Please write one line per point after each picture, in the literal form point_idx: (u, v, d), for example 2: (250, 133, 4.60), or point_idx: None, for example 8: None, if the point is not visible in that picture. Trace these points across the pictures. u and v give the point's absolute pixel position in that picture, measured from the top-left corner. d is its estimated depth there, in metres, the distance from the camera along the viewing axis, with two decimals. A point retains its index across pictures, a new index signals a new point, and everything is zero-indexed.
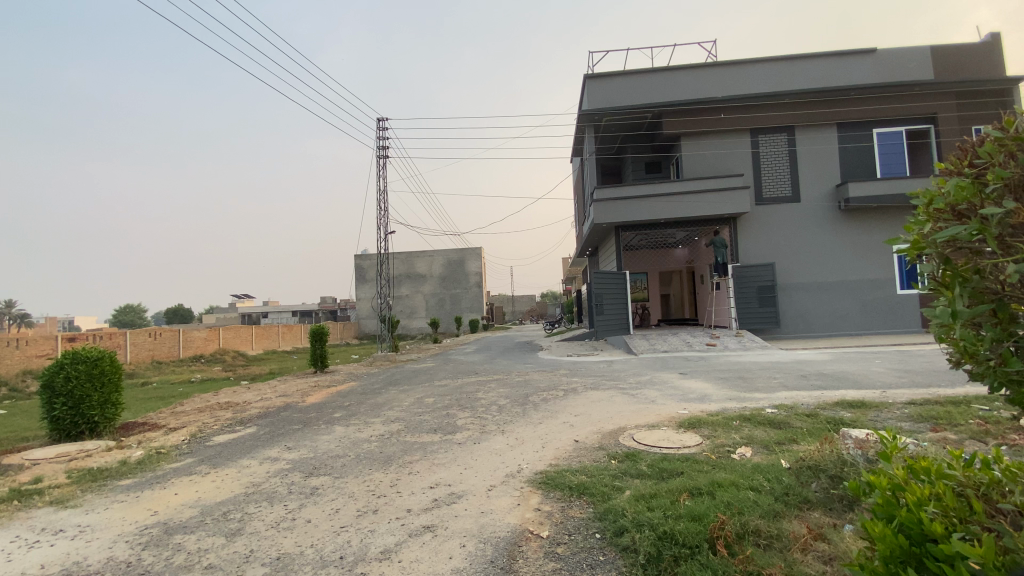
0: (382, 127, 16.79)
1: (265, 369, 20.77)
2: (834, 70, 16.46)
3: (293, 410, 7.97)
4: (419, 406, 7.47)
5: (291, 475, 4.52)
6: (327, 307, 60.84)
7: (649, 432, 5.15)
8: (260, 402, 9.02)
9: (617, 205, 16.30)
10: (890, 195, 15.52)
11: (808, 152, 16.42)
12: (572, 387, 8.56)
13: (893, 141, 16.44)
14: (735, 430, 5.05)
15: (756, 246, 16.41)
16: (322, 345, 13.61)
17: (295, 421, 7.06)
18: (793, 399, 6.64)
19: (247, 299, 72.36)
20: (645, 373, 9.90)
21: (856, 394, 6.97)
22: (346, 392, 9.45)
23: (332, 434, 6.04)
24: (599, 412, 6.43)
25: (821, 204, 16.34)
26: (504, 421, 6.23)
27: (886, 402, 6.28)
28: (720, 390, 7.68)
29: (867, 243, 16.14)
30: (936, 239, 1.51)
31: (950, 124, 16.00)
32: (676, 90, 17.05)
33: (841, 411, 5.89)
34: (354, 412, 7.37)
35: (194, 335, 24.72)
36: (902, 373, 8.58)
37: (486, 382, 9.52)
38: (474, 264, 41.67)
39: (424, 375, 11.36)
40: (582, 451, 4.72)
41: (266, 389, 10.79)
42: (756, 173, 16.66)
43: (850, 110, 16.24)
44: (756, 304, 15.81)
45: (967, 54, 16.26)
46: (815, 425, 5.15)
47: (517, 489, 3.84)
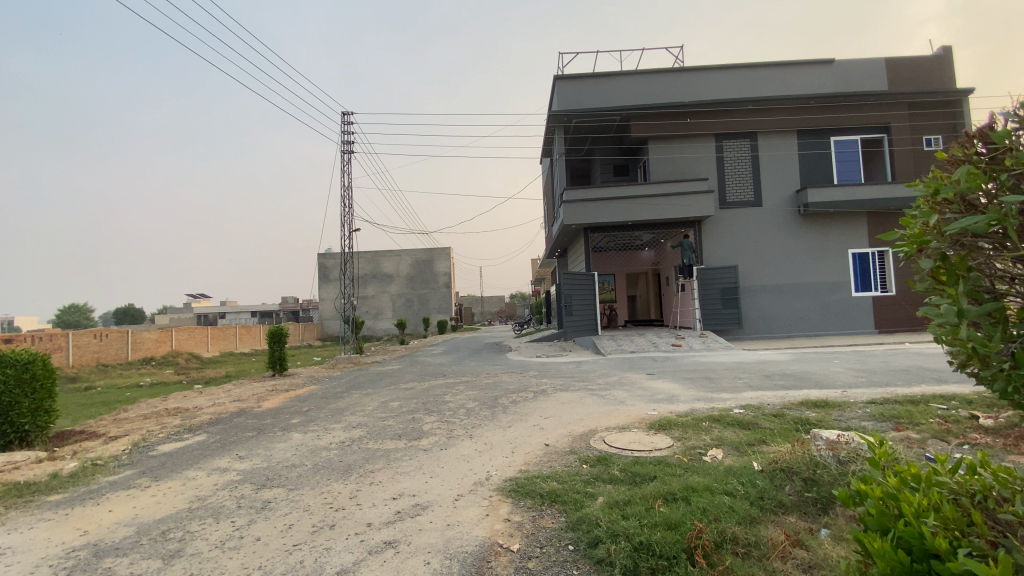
0: (347, 122, 16.29)
1: (221, 372, 19.85)
2: (794, 78, 16.98)
3: (247, 415, 7.52)
4: (383, 410, 7.18)
5: (241, 488, 4.18)
6: (289, 308, 58.99)
7: (620, 434, 5.06)
8: (212, 407, 8.50)
9: (586, 206, 16.32)
10: (846, 201, 16.11)
11: (770, 158, 16.88)
12: (542, 389, 8.43)
13: (849, 149, 17.09)
14: (704, 432, 5.01)
15: (720, 249, 16.74)
16: (281, 347, 13.05)
17: (250, 428, 6.65)
18: (759, 400, 6.70)
19: (204, 299, 69.44)
20: (614, 374, 9.88)
21: (820, 393, 7.10)
22: (306, 396, 9.04)
23: (289, 442, 5.69)
24: (570, 415, 6.31)
25: (782, 209, 16.81)
26: (472, 425, 6.03)
27: (848, 401, 6.41)
28: (688, 390, 7.69)
29: (824, 246, 16.70)
30: (945, 226, 1.49)
31: (902, 133, 16.74)
32: (645, 93, 17.21)
33: (807, 410, 5.96)
34: (314, 417, 7.01)
35: (144, 337, 23.39)
36: (860, 373, 8.84)
37: (453, 385, 9.28)
38: (443, 264, 41.19)
39: (390, 378, 11.02)
40: (553, 456, 4.57)
41: (219, 393, 10.22)
42: (721, 177, 17.02)
43: (810, 118, 16.79)
44: (720, 305, 16.13)
45: (918, 68, 17.04)
46: (783, 425, 5.17)
47: (485, 498, 3.65)
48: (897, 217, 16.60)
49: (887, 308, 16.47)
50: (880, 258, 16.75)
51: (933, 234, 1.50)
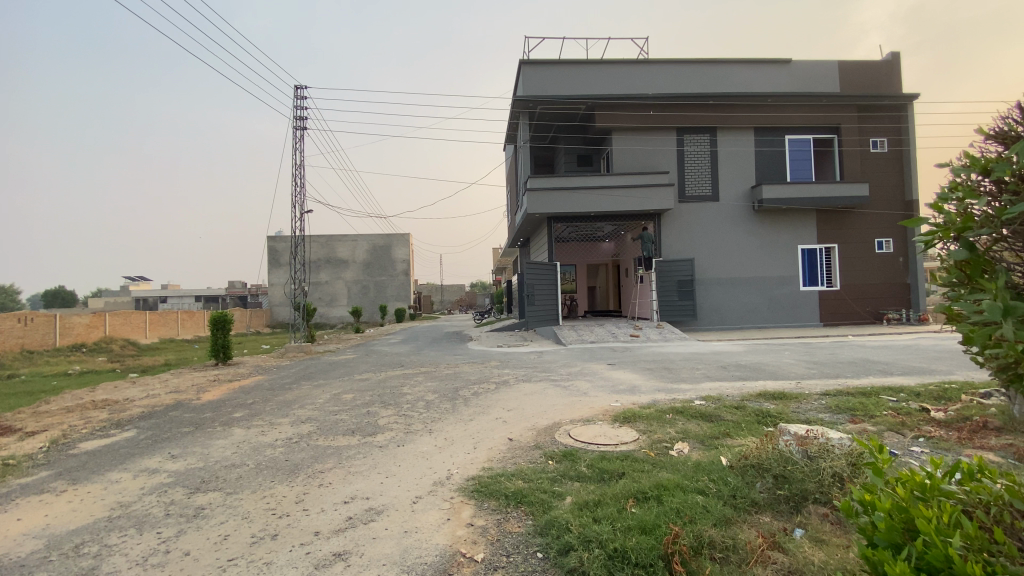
0: (300, 95, 15.35)
1: (160, 360, 18.57)
2: (753, 76, 17.33)
3: (185, 409, 6.93)
4: (335, 403, 6.76)
5: (171, 493, 3.75)
6: (236, 293, 56.26)
7: (585, 427, 4.90)
8: (145, 400, 7.80)
9: (550, 195, 16.15)
10: (798, 198, 16.65)
11: (729, 153, 17.22)
12: (503, 380, 8.22)
13: (802, 148, 17.66)
14: (669, 424, 4.92)
15: (679, 242, 17.01)
16: (224, 335, 12.27)
17: (187, 423, 6.10)
18: (719, 391, 6.74)
19: (142, 282, 65.26)
20: (575, 364, 9.78)
21: (776, 384, 7.23)
22: (251, 387, 8.45)
23: (231, 439, 5.23)
24: (532, 407, 6.12)
25: (739, 204, 17.22)
26: (430, 418, 5.74)
27: (804, 392, 6.53)
28: (649, 381, 7.67)
29: (776, 242, 17.24)
30: (985, 216, 1.67)
31: (851, 135, 17.43)
32: (609, 83, 17.15)
33: (766, 402, 6.01)
34: (259, 411, 6.52)
35: (74, 322, 21.59)
36: (812, 364, 9.11)
37: (411, 375, 8.93)
38: (401, 250, 40.22)
39: (343, 368, 10.52)
40: (516, 451, 4.36)
41: (155, 385, 9.44)
42: (681, 171, 17.24)
43: (767, 116, 17.20)
44: (676, 297, 16.41)
45: (868, 72, 17.73)
46: (745, 417, 5.17)
47: (445, 500, 3.40)
48: (843, 215, 17.33)
49: (832, 302, 17.25)
50: (827, 254, 17.48)
51: (975, 221, 1.67)
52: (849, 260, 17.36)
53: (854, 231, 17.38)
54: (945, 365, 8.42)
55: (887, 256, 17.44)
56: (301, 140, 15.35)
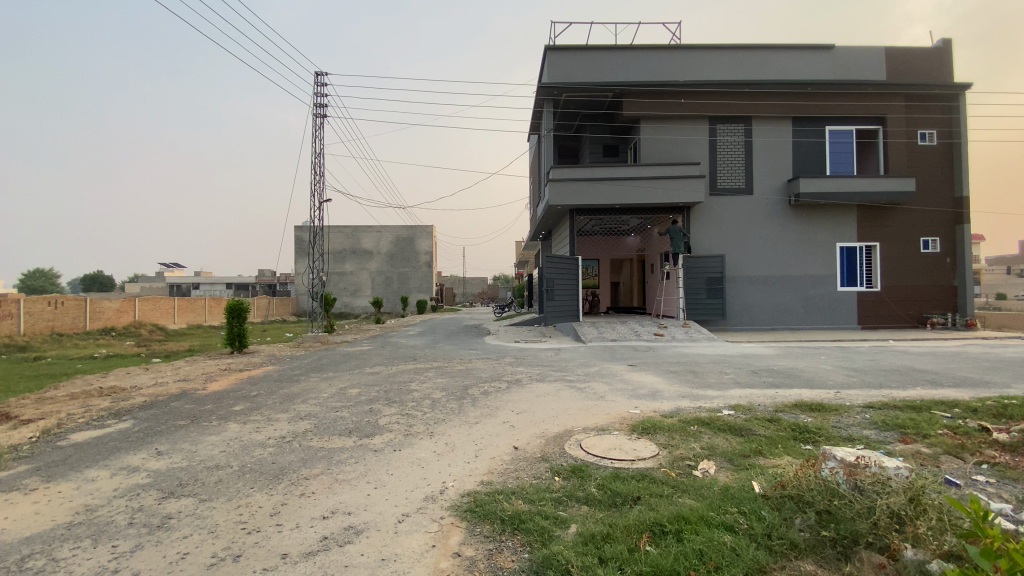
0: (320, 83, 15.17)
1: (184, 345, 18.86)
2: (792, 63, 16.35)
3: (187, 399, 6.74)
4: (338, 399, 6.45)
5: (143, 497, 3.47)
6: (265, 281, 57.33)
7: (599, 438, 4.45)
8: (152, 388, 7.67)
9: (573, 186, 15.60)
10: (839, 193, 15.68)
11: (764, 145, 16.34)
12: (516, 378, 7.80)
13: (844, 140, 16.61)
14: (693, 438, 4.42)
15: (708, 237, 16.26)
16: (240, 323, 12.21)
17: (184, 416, 5.88)
18: (749, 400, 6.18)
19: (177, 270, 67.43)
20: (594, 364, 9.29)
21: (812, 394, 6.60)
22: (259, 379, 8.26)
23: (223, 436, 4.97)
24: (544, 411, 5.70)
25: (773, 198, 16.34)
26: (434, 420, 5.37)
27: (845, 405, 5.91)
28: (672, 385, 7.14)
29: (813, 238, 16.30)
30: None
31: (898, 125, 16.32)
32: (638, 70, 16.42)
33: (802, 414, 5.44)
34: (259, 405, 6.27)
35: (105, 307, 22.11)
36: (851, 372, 8.41)
37: (422, 371, 8.59)
38: (424, 242, 40.11)
39: (355, 361, 10.27)
40: (520, 463, 3.95)
41: (166, 372, 9.36)
42: (712, 162, 16.43)
43: (806, 105, 16.23)
44: (704, 295, 15.70)
45: (919, 58, 16.53)
46: (779, 433, 4.62)
47: (435, 521, 3.02)
48: (886, 212, 16.28)
49: (871, 304, 16.24)
50: (867, 253, 16.46)
51: None
52: (892, 260, 16.30)
53: (897, 229, 16.31)
54: (1003, 377, 7.61)
55: (933, 256, 16.32)
56: (320, 128, 15.18)
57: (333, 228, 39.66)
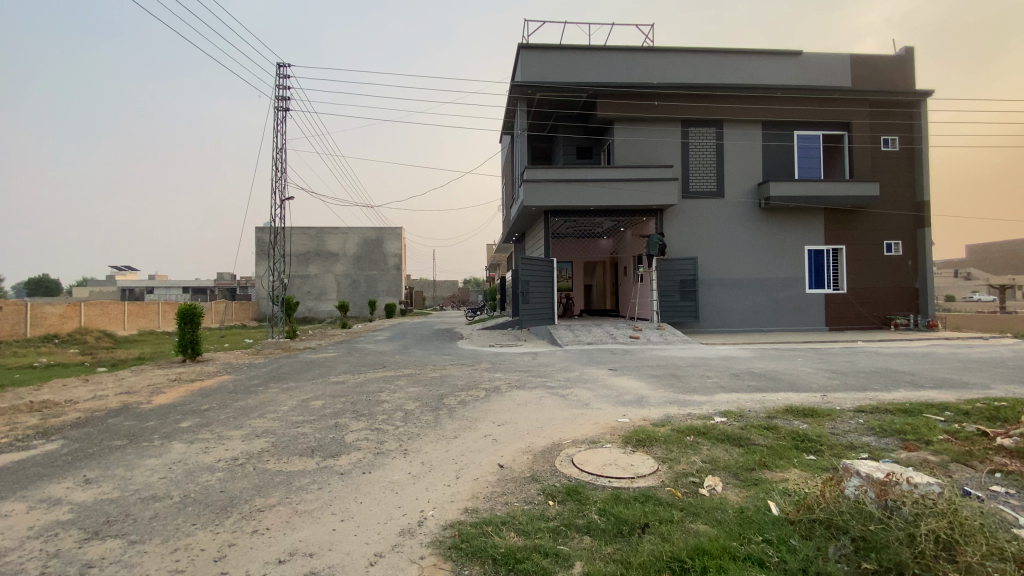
0: (282, 74, 14.36)
1: (134, 353, 17.61)
2: (762, 67, 16.53)
3: (128, 415, 6.02)
4: (301, 413, 5.88)
5: (61, 536, 2.82)
6: (226, 285, 55.04)
7: (591, 452, 4.06)
8: (88, 403, 6.86)
9: (547, 187, 15.31)
10: (807, 196, 15.92)
11: (734, 148, 16.47)
12: (494, 386, 7.36)
13: (811, 144, 16.91)
14: (692, 450, 4.09)
15: (682, 239, 16.24)
16: (193, 329, 11.34)
17: (122, 435, 5.19)
18: (738, 405, 5.94)
19: (130, 273, 64.12)
20: (574, 369, 8.95)
21: (800, 398, 6.43)
22: (213, 390, 7.55)
23: (166, 459, 4.34)
24: (527, 421, 5.30)
25: (744, 201, 16.47)
26: (407, 435, 4.88)
27: (836, 409, 5.73)
28: (657, 390, 6.86)
29: (782, 241, 16.50)
30: None
31: (862, 131, 16.74)
32: (612, 70, 16.28)
33: (797, 420, 5.21)
34: (211, 421, 5.62)
35: (47, 312, 20.48)
36: (831, 373, 8.34)
37: (393, 379, 8.05)
38: (393, 244, 39.21)
39: (320, 369, 9.62)
40: (507, 485, 3.52)
41: (109, 384, 8.50)
42: (685, 165, 16.45)
43: (776, 109, 16.46)
44: (677, 297, 15.65)
45: (881, 65, 16.98)
46: (779, 442, 4.35)
47: (414, 562, 2.56)
48: (852, 216, 16.65)
49: (838, 306, 16.55)
50: (834, 256, 16.79)
51: None
52: (857, 263, 16.67)
53: (862, 232, 16.70)
54: (981, 378, 7.64)
55: (896, 259, 16.77)
56: (283, 122, 14.39)
57: (298, 230, 38.30)
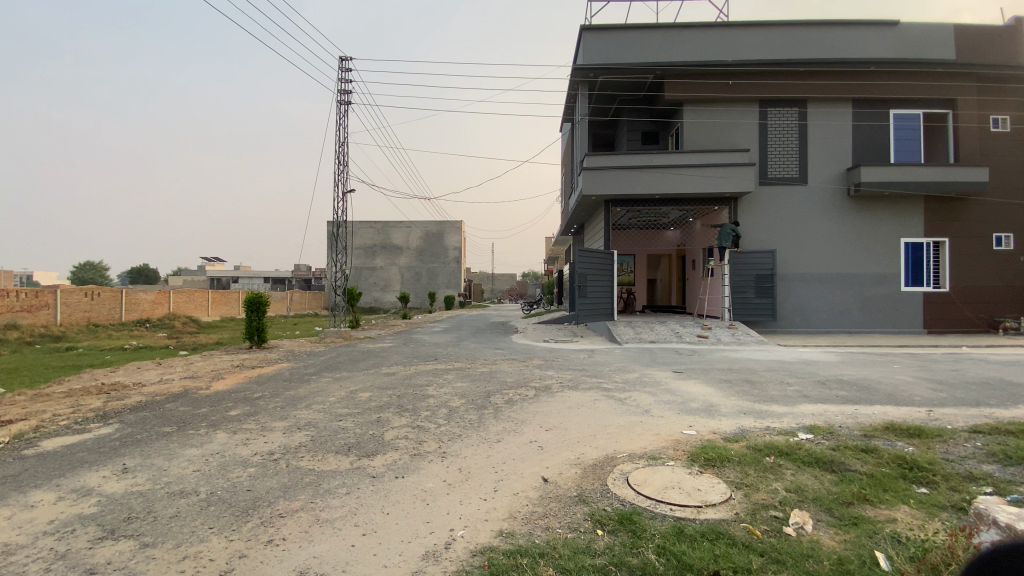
0: (344, 68, 14.57)
1: (213, 338, 18.76)
2: (853, 39, 14.80)
3: (184, 401, 6.14)
4: (346, 405, 5.72)
5: (76, 535, 2.72)
6: (300, 276, 58.12)
7: (650, 471, 3.53)
8: (154, 387, 7.12)
9: (609, 175, 14.58)
10: (905, 182, 14.12)
11: (819, 129, 14.93)
12: (545, 384, 6.91)
13: (910, 124, 15.00)
14: (774, 475, 3.45)
15: (757, 231, 14.96)
16: (259, 317, 11.70)
17: (173, 421, 5.25)
18: (824, 420, 5.15)
19: (218, 263, 69.45)
20: (633, 370, 8.33)
21: (900, 413, 5.48)
22: (268, 377, 7.64)
23: (205, 450, 4.27)
24: (578, 427, 4.82)
25: (829, 188, 14.89)
26: (448, 435, 4.55)
27: (946, 428, 4.79)
28: (727, 398, 6.13)
29: (875, 232, 14.76)
30: None
31: (970, 108, 14.65)
32: (681, 49, 15.20)
33: (899, 442, 4.36)
34: (258, 410, 5.58)
35: (140, 298, 22.35)
36: (938, 384, 7.15)
37: (442, 373, 7.80)
38: (453, 237, 39.64)
39: (373, 360, 9.61)
40: (550, 505, 3.07)
41: (177, 368, 8.89)
42: (762, 149, 15.09)
43: (869, 85, 14.71)
44: (751, 294, 14.42)
45: (1001, 31, 14.74)
46: (882, 470, 3.59)
47: None
48: (960, 204, 14.61)
49: (940, 307, 14.59)
50: (937, 249, 14.82)
51: None
52: (967, 257, 14.61)
53: (971, 223, 14.61)
54: None
55: (1015, 253, 14.55)
56: (345, 116, 14.64)
57: (364, 223, 39.63)
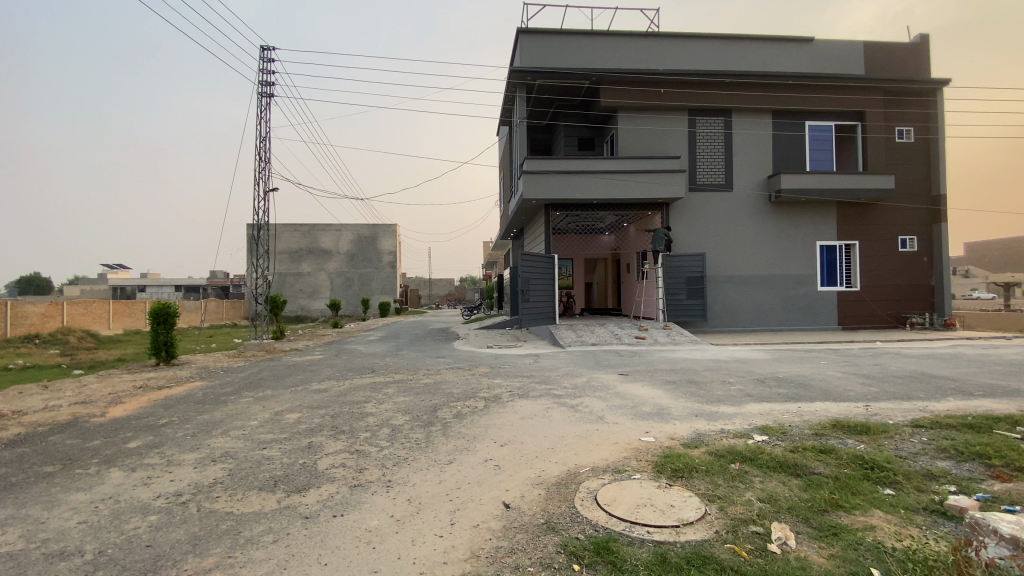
0: (265, 57, 13.46)
1: (113, 354, 16.66)
2: (772, 54, 15.77)
3: (71, 432, 5.17)
4: (271, 430, 5.04)
5: None
6: (216, 283, 53.83)
7: (618, 487, 3.28)
8: (33, 416, 5.98)
9: (548, 179, 14.52)
10: (820, 189, 15.18)
11: (744, 138, 15.73)
12: (494, 394, 6.55)
13: (822, 135, 16.21)
14: (745, 484, 3.31)
15: (688, 235, 15.51)
16: (167, 330, 10.46)
17: (55, 458, 4.35)
18: (773, 419, 5.19)
19: (120, 270, 62.97)
20: (580, 374, 8.17)
21: (841, 410, 5.66)
22: (179, 399, 6.70)
23: (95, 495, 3.51)
24: (535, 440, 4.52)
25: (753, 194, 15.72)
26: (393, 460, 4.07)
27: (889, 423, 5.00)
28: (678, 401, 6.08)
29: (793, 236, 15.76)
30: None
31: (877, 120, 16.00)
32: (615, 56, 15.50)
33: (850, 440, 4.45)
34: (164, 440, 4.78)
35: (28, 311, 19.55)
36: (865, 379, 7.56)
37: (381, 387, 7.20)
38: (386, 241, 38.30)
39: (302, 374, 8.79)
40: (517, 539, 2.72)
41: (66, 391, 7.62)
42: (692, 155, 15.68)
43: (787, 97, 15.69)
44: (684, 295, 14.89)
45: (897, 53, 16.28)
46: (844, 472, 3.59)
47: None
48: (865, 210, 15.93)
49: (851, 305, 15.82)
50: (847, 252, 16.07)
51: None
52: (871, 259, 15.95)
53: (875, 227, 15.98)
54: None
55: (911, 255, 16.07)
56: (267, 109, 13.52)
57: (289, 226, 37.35)
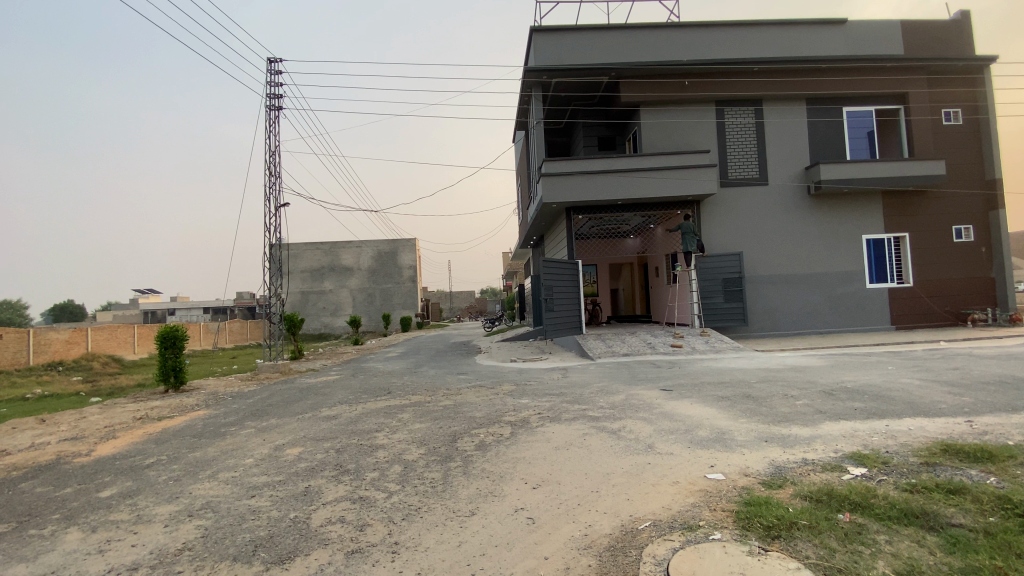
0: (274, 70, 13.12)
1: (134, 379, 16.44)
2: (803, 38, 14.82)
3: (46, 477, 4.57)
4: (266, 471, 4.34)
5: None
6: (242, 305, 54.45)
7: (700, 555, 2.46)
8: (15, 457, 5.43)
9: (569, 181, 13.78)
10: (864, 178, 14.02)
11: (776, 128, 14.76)
12: (521, 418, 5.77)
13: (862, 121, 15.12)
14: (872, 551, 2.42)
15: (722, 233, 14.53)
16: (175, 355, 9.98)
17: (15, 513, 3.72)
18: (861, 443, 4.27)
19: (151, 295, 64.34)
20: (617, 390, 7.32)
21: (939, 428, 4.68)
22: (176, 433, 6.08)
23: (37, 568, 2.85)
24: (576, 480, 3.71)
25: (789, 187, 14.67)
26: (404, 511, 3.32)
27: (1009, 445, 4.02)
28: (736, 422, 5.20)
29: (836, 230, 14.62)
30: None
31: (921, 102, 14.84)
32: (635, 50, 14.78)
33: (974, 472, 3.50)
34: (143, 487, 4.13)
35: (51, 338, 19.55)
36: (950, 386, 6.52)
37: (395, 412, 6.48)
38: (407, 256, 38.03)
39: (315, 398, 8.13)
40: None
41: (64, 425, 7.12)
42: (722, 149, 14.76)
43: (823, 82, 14.65)
44: (721, 298, 13.86)
45: (939, 30, 15.14)
46: (995, 523, 2.69)
47: None
48: (914, 199, 14.71)
49: (905, 302, 14.56)
50: (896, 245, 14.84)
51: None
52: (924, 251, 14.69)
53: (926, 217, 14.73)
54: None
55: (967, 246, 14.76)
56: (276, 122, 13.15)
57: (309, 245, 37.40)
